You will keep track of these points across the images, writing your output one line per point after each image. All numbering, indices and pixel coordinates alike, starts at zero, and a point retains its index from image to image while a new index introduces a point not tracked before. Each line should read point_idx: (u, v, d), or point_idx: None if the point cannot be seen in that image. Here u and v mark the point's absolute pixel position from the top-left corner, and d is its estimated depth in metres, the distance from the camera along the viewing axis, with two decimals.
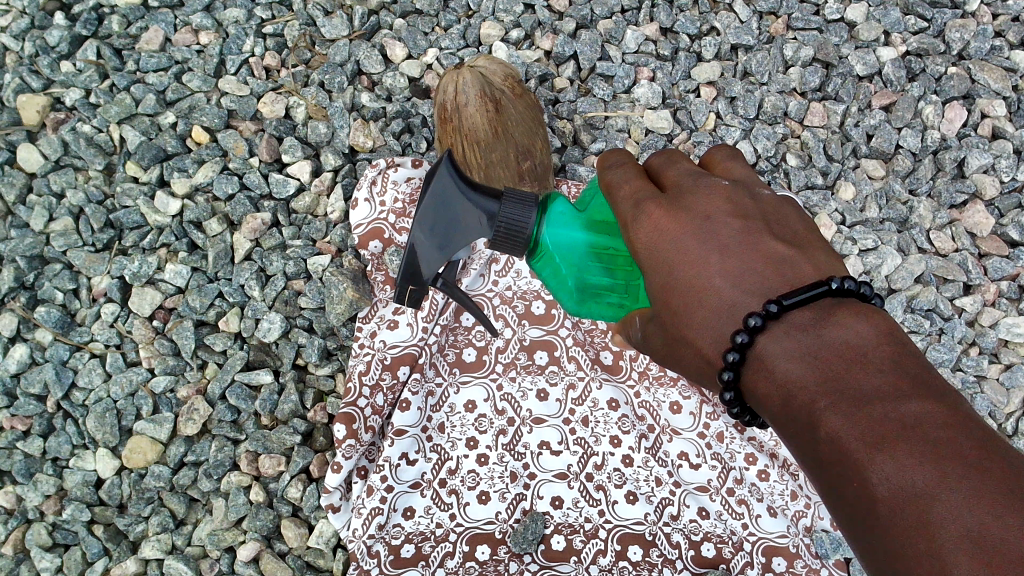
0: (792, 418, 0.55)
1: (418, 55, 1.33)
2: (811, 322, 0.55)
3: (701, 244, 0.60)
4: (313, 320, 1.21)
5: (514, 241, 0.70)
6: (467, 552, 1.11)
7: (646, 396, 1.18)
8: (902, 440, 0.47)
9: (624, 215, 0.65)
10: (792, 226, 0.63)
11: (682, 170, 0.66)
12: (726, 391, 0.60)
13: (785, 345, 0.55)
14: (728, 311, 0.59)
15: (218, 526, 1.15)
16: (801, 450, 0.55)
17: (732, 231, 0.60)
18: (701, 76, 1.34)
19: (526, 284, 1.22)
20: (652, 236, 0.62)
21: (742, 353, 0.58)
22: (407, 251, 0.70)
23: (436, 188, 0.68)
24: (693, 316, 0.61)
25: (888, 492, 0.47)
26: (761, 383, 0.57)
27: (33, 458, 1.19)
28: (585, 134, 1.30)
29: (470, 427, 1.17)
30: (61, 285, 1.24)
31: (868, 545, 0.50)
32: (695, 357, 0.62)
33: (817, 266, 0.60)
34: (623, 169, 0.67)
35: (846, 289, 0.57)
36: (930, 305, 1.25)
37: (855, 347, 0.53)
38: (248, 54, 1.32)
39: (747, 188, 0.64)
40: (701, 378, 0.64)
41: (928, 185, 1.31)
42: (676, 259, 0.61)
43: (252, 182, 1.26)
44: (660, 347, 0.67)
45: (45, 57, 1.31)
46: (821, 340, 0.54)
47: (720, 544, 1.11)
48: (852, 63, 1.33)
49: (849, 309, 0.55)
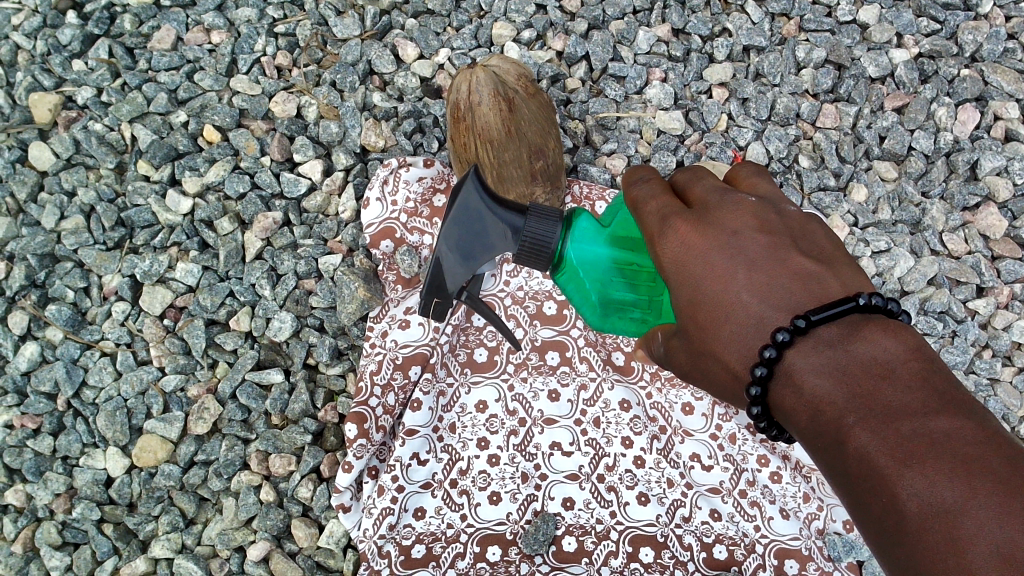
0: (821, 433, 0.55)
1: (430, 55, 1.33)
2: (840, 337, 0.55)
3: (729, 259, 0.60)
4: (323, 320, 1.21)
5: (538, 255, 0.69)
6: (478, 553, 1.11)
7: (658, 397, 1.18)
8: (932, 456, 0.48)
9: (650, 229, 0.64)
10: (819, 242, 0.63)
11: (708, 185, 0.65)
12: (754, 405, 0.60)
13: (814, 360, 0.55)
14: (756, 326, 0.59)
15: (229, 526, 1.14)
16: (829, 464, 0.55)
17: (759, 246, 0.60)
18: (713, 77, 1.34)
19: (538, 284, 1.23)
20: (679, 251, 0.62)
21: (770, 368, 0.58)
22: (433, 263, 0.73)
23: (462, 202, 0.70)
24: (720, 331, 0.61)
25: (917, 507, 0.48)
26: (789, 398, 0.57)
27: (43, 457, 1.19)
28: (597, 135, 1.30)
29: (482, 427, 1.17)
30: (72, 283, 1.24)
31: (896, 560, 0.50)
32: (722, 371, 0.62)
33: (846, 284, 0.59)
34: (650, 183, 0.67)
35: (875, 305, 0.56)
36: (944, 306, 1.25)
37: (885, 363, 0.53)
38: (260, 53, 1.32)
39: (774, 203, 0.64)
40: (727, 392, 0.64)
41: (940, 187, 1.30)
42: (703, 273, 0.61)
43: (263, 181, 1.26)
44: (685, 361, 0.66)
45: (57, 56, 1.32)
46: (850, 356, 0.54)
47: (732, 546, 1.10)
48: (865, 64, 1.33)
49: (877, 325, 0.55)
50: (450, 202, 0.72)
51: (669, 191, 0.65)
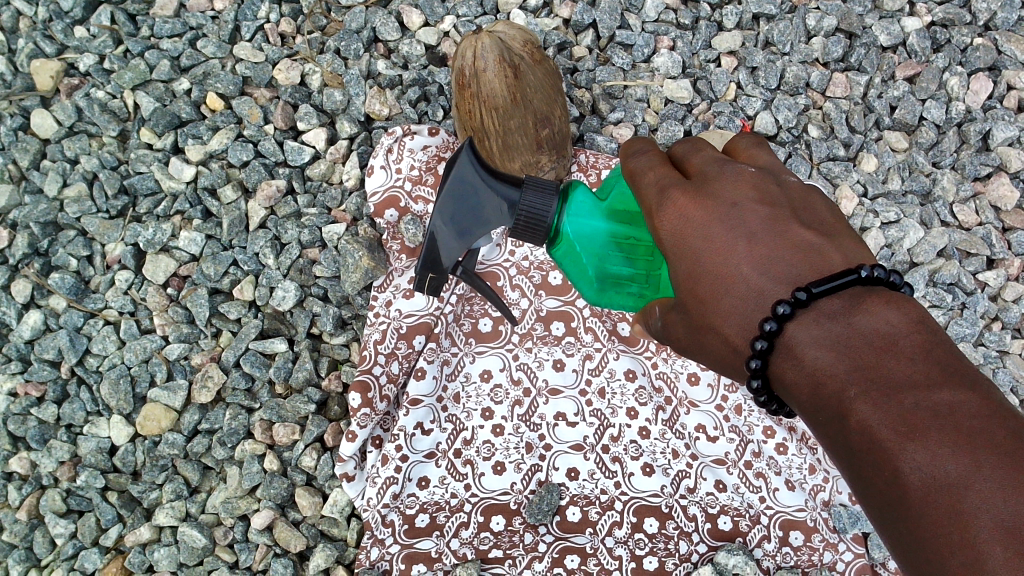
0: (822, 407, 0.54)
1: (435, 23, 1.31)
2: (841, 310, 0.54)
3: (728, 232, 0.59)
4: (327, 288, 1.21)
5: (534, 230, 0.68)
6: (482, 523, 1.10)
7: (664, 367, 1.18)
8: (934, 429, 0.47)
9: (648, 201, 0.63)
10: (820, 214, 0.61)
11: (706, 157, 0.64)
12: (754, 379, 0.59)
13: (815, 333, 0.54)
14: (756, 299, 0.58)
15: (233, 494, 1.14)
16: (830, 439, 0.54)
17: (759, 219, 0.59)
18: (721, 46, 1.32)
19: (544, 254, 1.21)
20: (677, 223, 0.61)
21: (770, 341, 0.57)
22: (427, 239, 0.70)
23: (456, 173, 0.68)
24: (720, 304, 0.60)
25: (920, 481, 0.47)
26: (789, 372, 0.56)
27: (47, 425, 1.18)
28: (604, 104, 1.29)
29: (486, 397, 1.16)
30: (75, 251, 1.23)
31: (899, 535, 0.49)
32: (721, 345, 0.61)
33: (847, 255, 0.58)
34: (648, 156, 0.66)
35: (877, 278, 0.55)
36: (953, 278, 1.24)
37: (887, 335, 0.52)
38: (263, 20, 1.30)
39: (773, 175, 0.63)
40: (726, 367, 0.63)
41: (951, 158, 1.29)
42: (701, 246, 0.60)
43: (267, 150, 1.26)
44: (683, 336, 0.65)
45: (59, 22, 1.29)
46: (852, 329, 0.53)
47: (737, 517, 1.09)
48: (876, 33, 1.30)
49: (878, 298, 0.54)
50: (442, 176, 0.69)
51: (667, 163, 0.64)
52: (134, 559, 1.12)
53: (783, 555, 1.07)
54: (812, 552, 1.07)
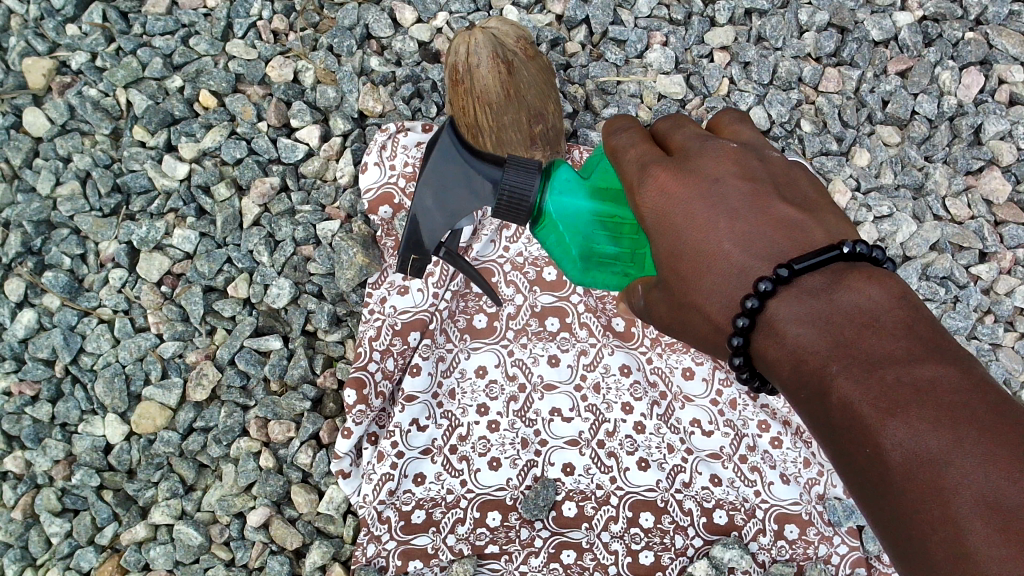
0: (804, 384, 0.54)
1: (428, 19, 1.31)
2: (823, 287, 0.54)
3: (710, 207, 0.59)
4: (322, 286, 1.21)
5: (516, 210, 0.68)
6: (478, 518, 1.11)
7: (658, 362, 1.16)
8: (915, 404, 0.47)
9: (630, 178, 0.63)
10: (802, 190, 0.62)
11: (688, 134, 0.64)
12: (736, 356, 0.59)
13: (797, 311, 0.55)
14: (738, 276, 0.58)
15: (229, 492, 1.14)
16: (812, 416, 0.54)
17: (742, 194, 0.59)
18: (714, 41, 1.32)
19: (538, 249, 1.19)
20: (659, 199, 0.61)
21: (752, 318, 0.57)
22: (409, 220, 0.69)
23: (436, 156, 0.68)
24: (701, 282, 0.60)
25: (901, 457, 0.47)
26: (772, 349, 0.56)
27: (41, 424, 1.18)
28: (597, 100, 1.29)
29: (482, 393, 1.16)
30: (68, 250, 1.23)
31: (880, 511, 0.49)
32: (703, 323, 0.61)
33: (829, 232, 0.58)
34: (629, 133, 0.66)
35: (858, 254, 0.55)
36: (945, 272, 1.24)
37: (868, 311, 0.52)
38: (256, 17, 1.30)
39: (755, 150, 0.63)
40: (709, 346, 0.63)
41: (943, 151, 1.29)
42: (684, 222, 0.60)
43: (260, 147, 1.25)
44: (666, 316, 0.65)
45: (50, 20, 1.29)
46: (833, 305, 0.53)
47: (732, 511, 1.10)
48: (868, 28, 1.31)
49: (860, 274, 0.54)
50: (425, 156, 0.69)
51: (650, 140, 0.64)
52: (130, 558, 1.13)
53: (778, 548, 1.09)
54: (807, 545, 1.08)
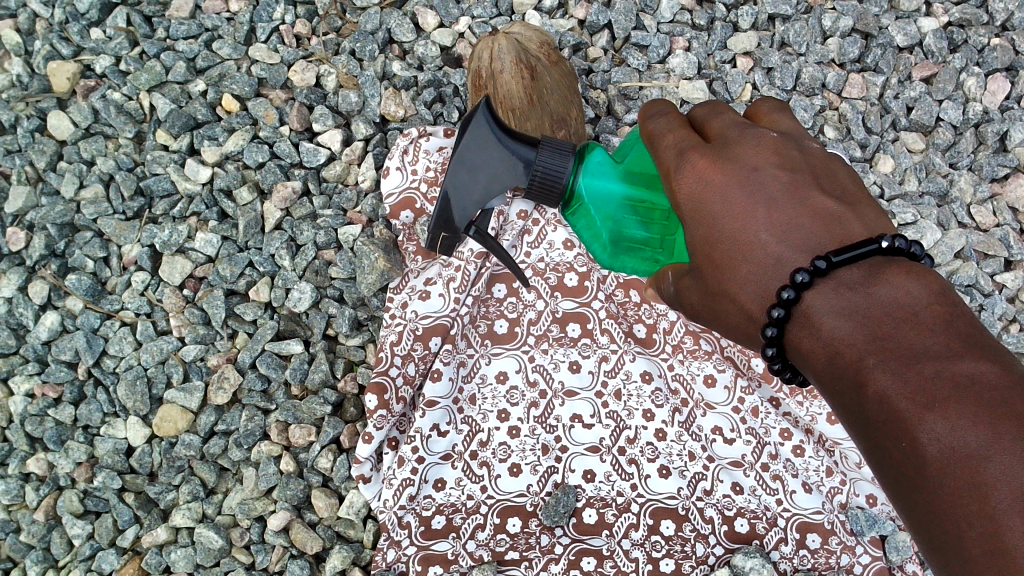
0: (839, 376, 0.54)
1: (450, 24, 1.31)
2: (861, 280, 0.54)
3: (748, 196, 0.59)
4: (343, 290, 1.21)
5: (549, 191, 0.68)
6: (498, 525, 1.10)
7: (680, 369, 1.17)
8: (954, 399, 0.47)
9: (666, 164, 0.63)
10: (841, 181, 0.61)
11: (726, 120, 0.63)
12: (769, 347, 0.59)
13: (834, 302, 0.54)
14: (775, 266, 0.58)
15: (250, 495, 1.14)
16: (846, 407, 0.54)
17: (780, 183, 0.59)
18: (737, 46, 1.31)
19: (559, 256, 1.20)
20: (695, 186, 0.61)
21: (787, 309, 0.57)
22: (441, 196, 0.70)
23: (472, 132, 0.68)
24: (736, 270, 0.60)
25: (938, 452, 0.47)
26: (804, 341, 0.57)
27: (64, 426, 1.18)
28: (620, 105, 1.29)
29: (503, 399, 1.16)
30: (92, 252, 1.23)
31: (914, 502, 0.50)
32: (737, 311, 0.61)
33: (869, 225, 0.57)
34: (667, 118, 0.65)
35: (897, 248, 0.55)
36: (971, 280, 1.23)
37: (908, 306, 0.51)
38: (279, 21, 1.30)
39: (795, 140, 0.62)
40: (742, 335, 0.63)
41: (969, 159, 1.28)
42: (720, 211, 0.60)
43: (283, 151, 1.25)
44: (697, 302, 0.65)
45: (75, 24, 1.30)
46: (872, 298, 0.53)
47: (754, 519, 1.10)
48: (892, 34, 1.30)
49: (899, 267, 0.54)
50: (460, 133, 0.70)
51: (688, 125, 0.64)
52: (151, 560, 1.13)
53: (800, 557, 1.08)
54: (829, 554, 1.08)
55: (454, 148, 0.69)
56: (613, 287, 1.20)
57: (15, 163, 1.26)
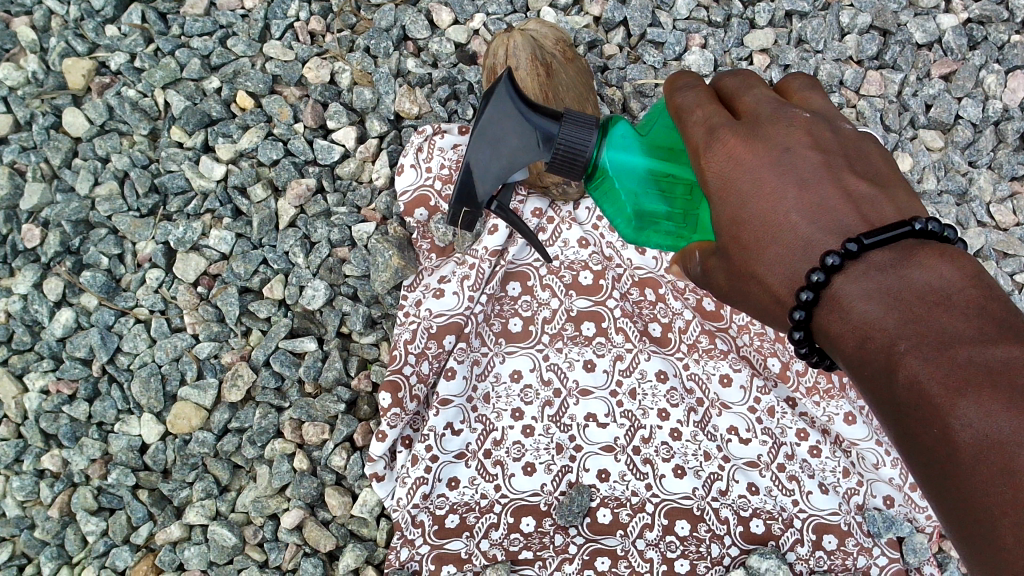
0: (869, 360, 0.53)
1: (465, 21, 1.31)
2: (892, 263, 0.53)
3: (778, 178, 0.59)
4: (357, 288, 1.21)
5: (572, 165, 0.68)
6: (513, 523, 1.10)
7: (696, 368, 1.16)
8: (989, 383, 0.46)
9: (695, 141, 0.63)
10: (872, 165, 0.61)
11: (758, 97, 0.63)
12: (796, 330, 0.59)
13: (864, 286, 0.54)
14: (803, 248, 0.57)
15: (263, 493, 1.14)
16: (875, 393, 0.53)
17: (811, 166, 0.59)
18: (754, 43, 1.30)
19: (574, 254, 1.20)
20: (725, 166, 0.60)
21: (816, 292, 0.56)
22: (465, 170, 0.73)
23: (493, 105, 0.70)
24: (764, 251, 0.59)
25: (972, 438, 0.46)
26: (834, 326, 0.56)
27: (78, 423, 1.19)
28: (635, 102, 1.28)
29: (516, 398, 1.15)
30: (106, 249, 1.23)
31: (945, 490, 0.49)
32: (763, 294, 0.61)
33: (899, 209, 0.57)
34: (695, 92, 0.64)
35: (929, 231, 0.54)
36: (990, 280, 1.22)
37: (940, 290, 0.51)
38: (294, 18, 1.30)
39: (828, 122, 0.62)
40: (768, 318, 0.62)
41: (988, 157, 1.28)
42: (749, 190, 0.59)
43: (297, 148, 1.25)
44: (724, 284, 0.65)
45: (90, 21, 1.30)
46: (904, 282, 0.52)
47: (769, 520, 1.09)
48: (911, 30, 1.29)
49: (931, 251, 0.53)
50: (484, 105, 0.71)
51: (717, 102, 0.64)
52: (165, 557, 1.13)
53: (817, 558, 1.07)
54: (846, 556, 1.07)
55: (477, 122, 0.71)
56: (628, 285, 1.20)
57: (30, 159, 1.26)
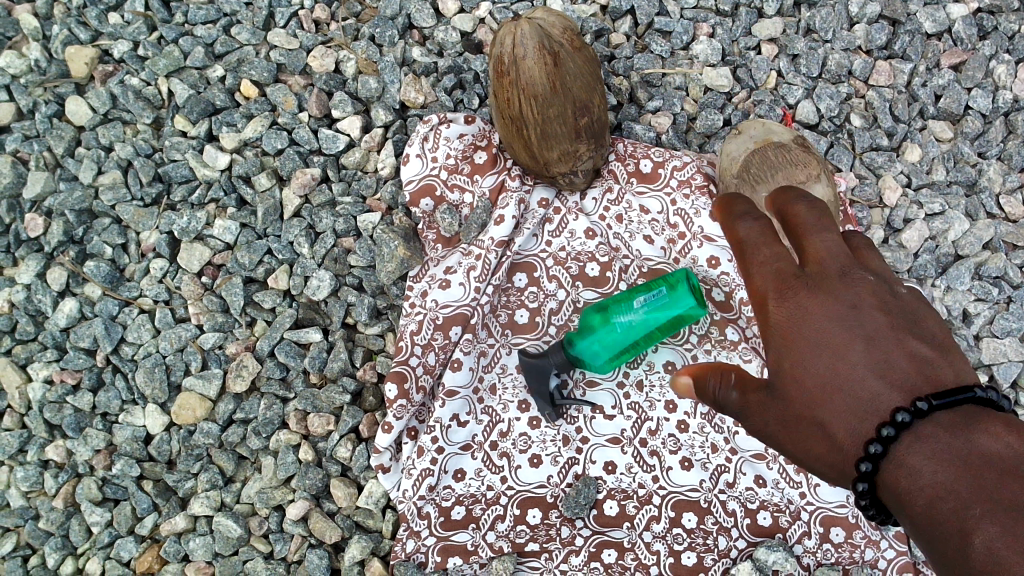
0: (937, 528, 0.54)
1: (470, 9, 1.29)
2: (958, 427, 0.56)
3: (843, 328, 0.65)
4: (362, 278, 1.20)
5: None
6: (519, 516, 1.10)
7: (705, 360, 1.14)
8: None
9: (754, 276, 0.71)
10: (933, 329, 0.65)
11: (810, 209, 0.70)
12: (861, 482, 0.62)
13: (930, 447, 0.56)
14: (872, 405, 0.62)
15: (269, 484, 1.14)
16: (936, 556, 0.55)
17: (875, 324, 0.65)
18: (762, 33, 1.29)
19: (580, 245, 1.19)
20: (791, 310, 0.67)
21: (884, 446, 0.59)
22: None
23: None
24: (832, 407, 0.64)
25: None
26: (899, 485, 0.58)
27: (82, 413, 1.18)
28: (642, 92, 1.27)
29: (523, 390, 1.14)
30: (110, 239, 1.22)
31: None
32: (827, 446, 0.65)
33: (958, 371, 0.62)
34: (754, 222, 0.71)
35: (987, 399, 0.58)
36: (1000, 272, 1.20)
37: (1009, 460, 0.53)
38: (298, 6, 1.29)
39: (888, 282, 0.68)
40: (831, 468, 0.66)
41: (998, 148, 1.26)
42: (816, 338, 0.66)
43: (302, 138, 1.24)
44: (784, 436, 0.69)
45: (93, 8, 1.29)
46: (972, 447, 0.55)
47: (777, 513, 1.09)
48: (920, 20, 1.28)
49: (1001, 421, 0.55)
50: None
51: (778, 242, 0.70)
52: (169, 548, 1.12)
53: (823, 551, 1.07)
54: (853, 549, 1.06)
55: None
56: (636, 276, 1.18)
57: (33, 148, 1.25)
